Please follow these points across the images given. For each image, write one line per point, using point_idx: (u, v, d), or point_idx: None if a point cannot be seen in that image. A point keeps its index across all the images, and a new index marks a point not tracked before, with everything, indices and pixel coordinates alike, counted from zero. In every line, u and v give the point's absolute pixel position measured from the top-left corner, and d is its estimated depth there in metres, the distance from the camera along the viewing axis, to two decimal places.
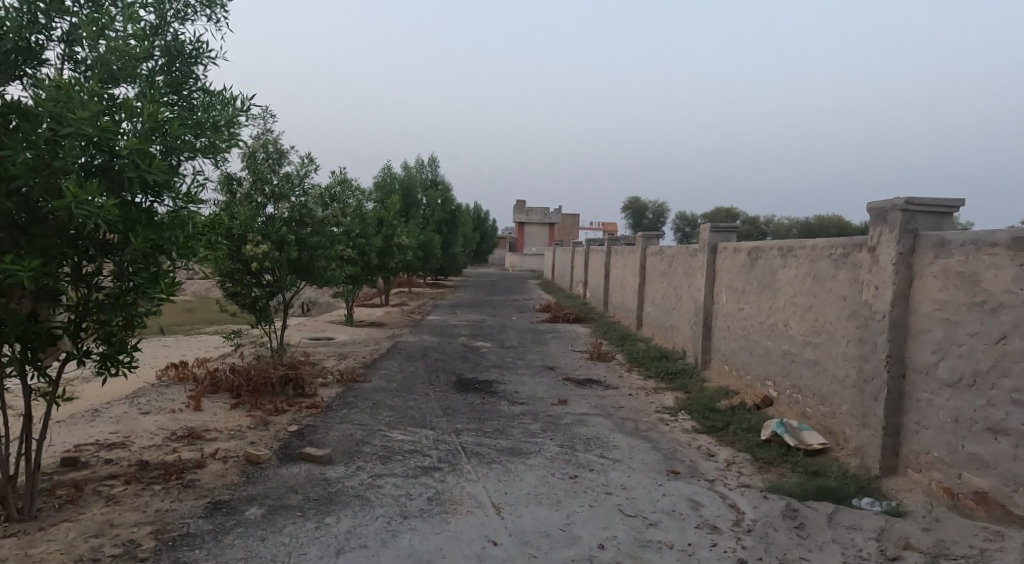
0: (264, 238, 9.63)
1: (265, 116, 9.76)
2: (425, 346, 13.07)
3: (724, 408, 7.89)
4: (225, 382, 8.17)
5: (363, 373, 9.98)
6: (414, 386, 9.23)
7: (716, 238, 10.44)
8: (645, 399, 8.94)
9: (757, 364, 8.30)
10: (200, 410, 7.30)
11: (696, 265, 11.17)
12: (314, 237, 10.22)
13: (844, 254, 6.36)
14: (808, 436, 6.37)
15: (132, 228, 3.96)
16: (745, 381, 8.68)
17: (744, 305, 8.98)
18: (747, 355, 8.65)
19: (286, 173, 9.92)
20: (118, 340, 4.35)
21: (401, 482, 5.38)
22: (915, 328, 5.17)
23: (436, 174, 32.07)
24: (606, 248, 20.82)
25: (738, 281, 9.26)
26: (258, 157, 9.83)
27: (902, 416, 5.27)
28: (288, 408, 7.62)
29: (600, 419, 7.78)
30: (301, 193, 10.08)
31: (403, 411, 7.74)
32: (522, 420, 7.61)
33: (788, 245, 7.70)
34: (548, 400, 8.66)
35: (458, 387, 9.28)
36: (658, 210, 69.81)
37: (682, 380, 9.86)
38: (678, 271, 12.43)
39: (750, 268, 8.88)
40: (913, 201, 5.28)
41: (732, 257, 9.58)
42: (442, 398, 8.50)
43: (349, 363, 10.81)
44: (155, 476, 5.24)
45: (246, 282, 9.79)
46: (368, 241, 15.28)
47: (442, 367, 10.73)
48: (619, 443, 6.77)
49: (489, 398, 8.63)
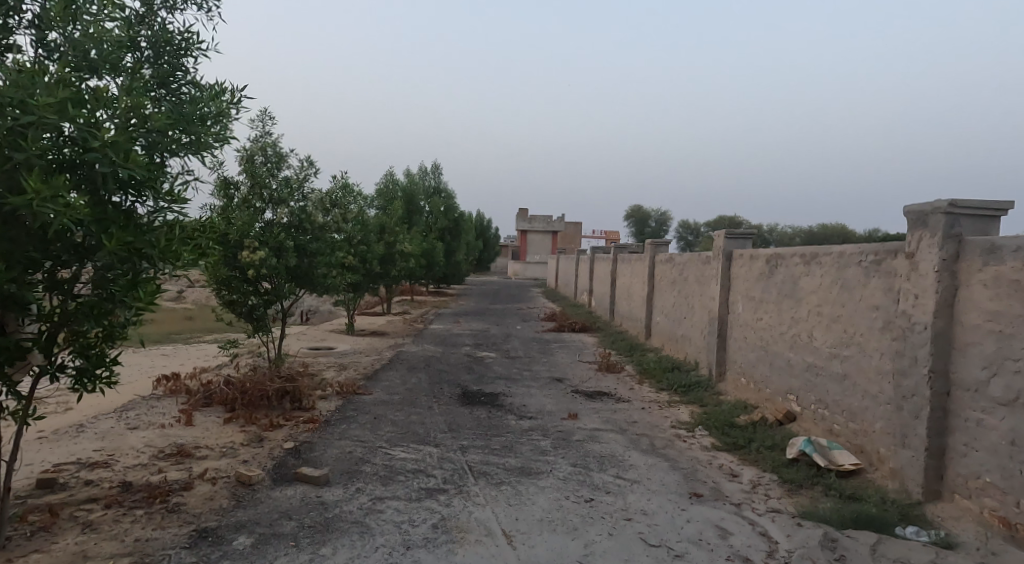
0: (261, 245, 9.24)
1: (264, 118, 9.57)
2: (426, 356, 12.66)
3: (744, 424, 7.49)
4: (218, 395, 7.78)
5: (364, 386, 9.57)
6: (416, 399, 8.82)
7: (731, 245, 10.05)
8: (659, 413, 8.53)
9: (778, 378, 7.91)
10: (192, 425, 6.91)
11: (709, 273, 10.79)
12: (314, 244, 9.92)
13: (876, 260, 5.99)
14: (838, 457, 5.95)
15: (107, 230, 3.57)
16: (764, 395, 8.29)
17: (761, 315, 8.60)
18: (767, 367, 8.26)
19: (286, 177, 9.67)
20: (96, 353, 4.04)
21: (403, 506, 4.98)
22: (961, 341, 4.78)
23: (438, 182, 31.96)
24: (612, 256, 20.42)
25: (755, 290, 8.88)
26: (256, 160, 9.61)
27: (947, 436, 4.86)
28: (284, 423, 7.22)
29: (614, 435, 7.38)
30: (300, 197, 9.82)
31: (405, 426, 7.35)
32: (531, 436, 7.21)
33: (811, 252, 7.33)
34: (557, 414, 8.26)
35: (463, 400, 8.89)
36: (662, 219, 69.52)
37: (696, 392, 9.45)
38: (688, 279, 12.06)
39: (768, 276, 8.51)
40: (957, 204, 4.89)
41: (748, 264, 9.20)
42: (446, 413, 8.10)
43: (348, 375, 10.40)
44: (138, 499, 4.85)
45: (243, 290, 9.31)
46: (368, 247, 14.91)
47: (445, 379, 10.32)
48: (635, 462, 6.37)
49: (495, 413, 8.22)
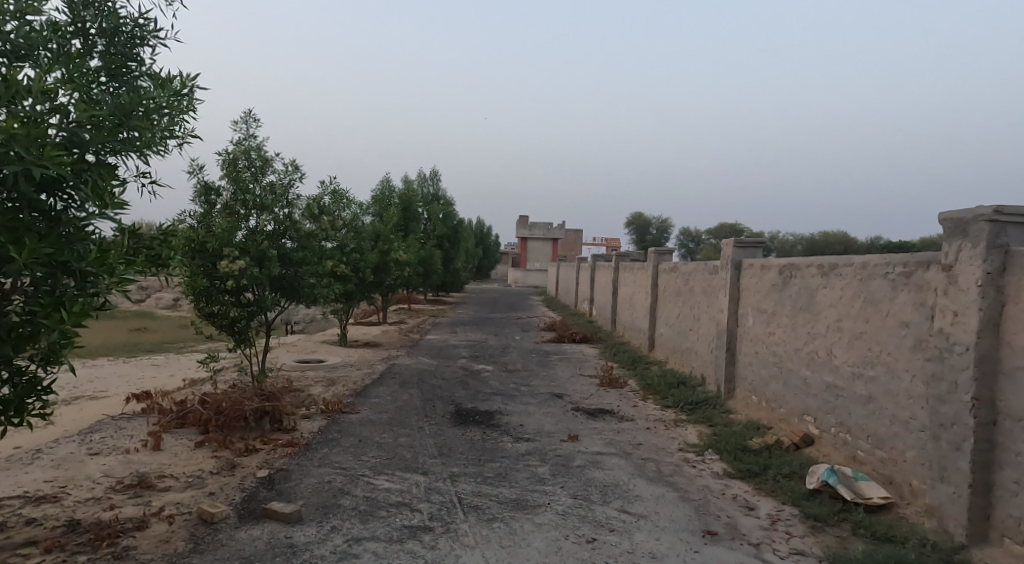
0: (243, 254, 8.70)
1: (248, 120, 9.10)
2: (420, 369, 12.11)
3: (758, 448, 6.95)
4: (192, 416, 7.24)
5: (352, 403, 9.03)
6: (406, 419, 8.28)
7: (740, 254, 9.52)
8: (665, 435, 7.99)
9: (794, 397, 7.37)
10: (159, 451, 6.37)
11: (716, 284, 10.26)
12: (300, 252, 9.42)
13: (906, 273, 5.46)
14: (866, 489, 5.40)
15: (19, 238, 3.06)
16: (778, 415, 7.74)
17: (774, 329, 8.07)
18: (780, 385, 7.72)
19: (270, 182, 9.20)
20: (25, 381, 3.52)
21: (382, 549, 4.43)
22: (1010, 365, 4.25)
23: (437, 190, 31.50)
24: (613, 265, 19.89)
25: (767, 303, 8.35)
26: (239, 165, 9.12)
27: (995, 472, 4.32)
28: (261, 447, 6.68)
29: (617, 460, 6.83)
30: (286, 204, 9.35)
31: (392, 450, 6.80)
32: (528, 461, 6.67)
33: (829, 264, 6.81)
34: (556, 435, 7.71)
35: (456, 420, 8.34)
36: (664, 226, 69.01)
37: (704, 411, 8.90)
38: (694, 289, 11.52)
39: (780, 288, 7.98)
40: (1002, 210, 4.37)
41: (759, 275, 8.67)
42: (437, 435, 7.55)
43: (336, 391, 9.85)
44: (82, 542, 4.30)
45: (223, 301, 8.74)
46: (361, 256, 14.38)
47: (439, 395, 9.77)
48: (641, 493, 5.82)
49: (490, 434, 7.68)
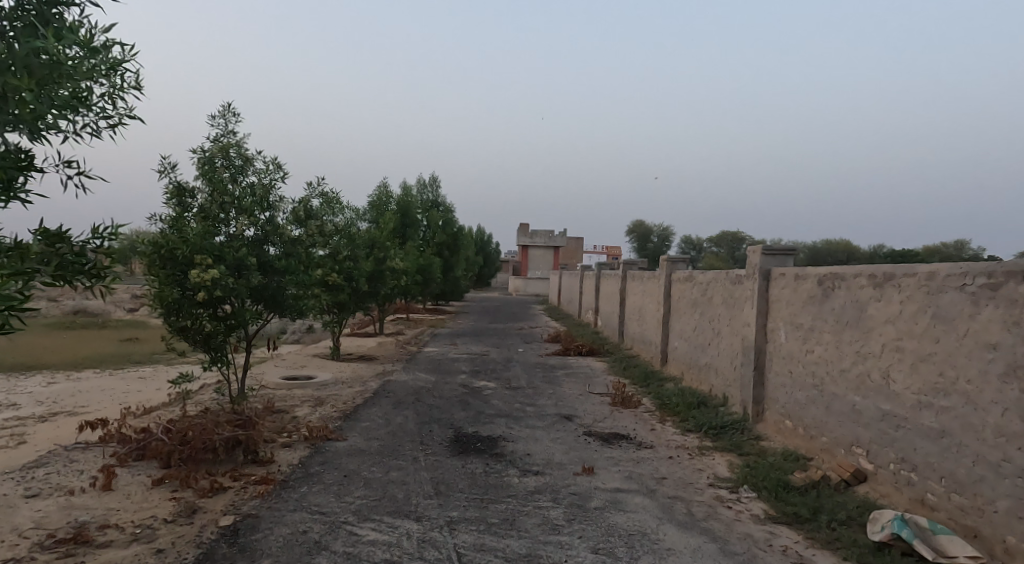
0: (217, 261, 7.82)
1: (227, 114, 8.26)
2: (417, 386, 11.22)
3: (802, 486, 6.05)
4: (154, 447, 6.34)
5: (339, 428, 8.13)
6: (400, 447, 7.38)
7: (769, 262, 8.64)
8: (691, 466, 7.08)
9: (840, 426, 6.47)
10: (109, 491, 5.47)
11: (740, 295, 9.37)
12: (282, 260, 8.54)
13: (993, 286, 4.59)
14: (947, 546, 4.50)
15: None
16: (820, 445, 6.84)
17: (813, 347, 7.17)
18: (822, 411, 6.83)
19: (249, 183, 8.34)
20: None
21: None
22: None
23: (437, 196, 30.75)
24: (620, 273, 19.01)
25: (803, 316, 7.46)
26: (215, 164, 8.26)
27: None
28: (229, 485, 5.78)
29: (641, 500, 5.93)
30: (267, 207, 8.49)
31: (382, 488, 5.90)
32: (538, 501, 5.77)
33: (884, 273, 5.94)
34: (569, 467, 6.82)
35: (455, 447, 7.45)
36: (665, 235, 68.20)
37: (731, 437, 8.00)
38: (713, 300, 10.64)
39: (820, 300, 7.10)
40: None
41: (793, 285, 7.79)
42: (434, 467, 6.65)
43: (324, 413, 8.95)
44: None
45: (196, 315, 7.86)
46: (354, 264, 13.49)
47: (436, 418, 8.87)
48: (673, 544, 4.93)
49: (493, 466, 6.78)
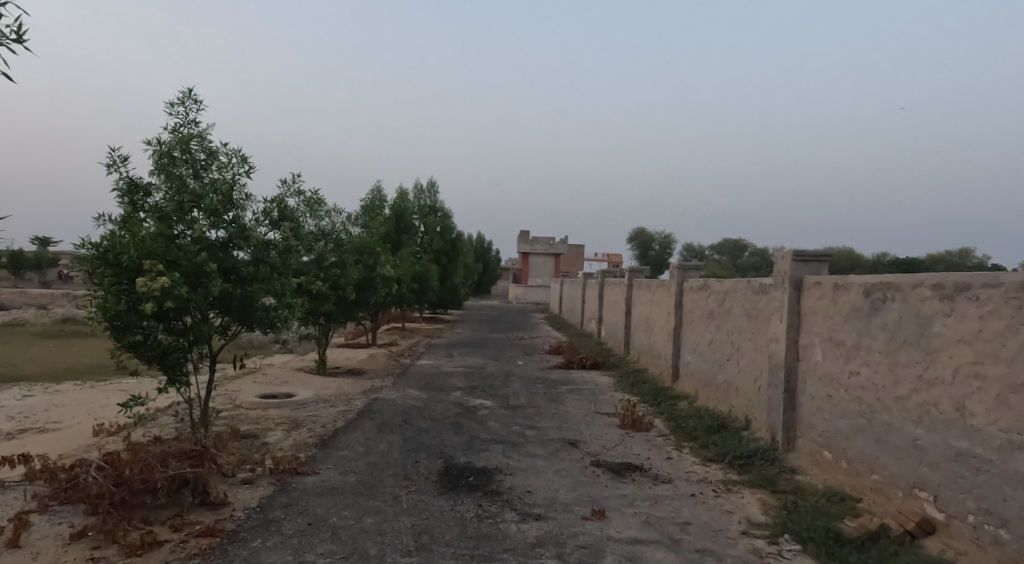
0: (172, 267, 6.83)
1: (188, 101, 7.29)
2: (406, 406, 10.22)
3: (858, 538, 5.05)
4: (82, 489, 5.28)
5: (314, 457, 7.13)
6: (380, 482, 6.38)
7: (800, 270, 7.65)
8: (718, 507, 6.08)
9: (896, 463, 5.48)
10: (15, 550, 4.47)
11: (765, 306, 8.38)
12: (250, 267, 7.55)
13: None
14: None
15: None
16: (870, 485, 5.84)
17: (859, 368, 6.18)
18: (873, 444, 5.84)
19: (213, 179, 7.36)
20: None
21: None
22: None
23: (435, 201, 29.84)
24: (625, 282, 17.97)
25: (845, 332, 6.47)
26: (174, 157, 7.29)
27: None
28: (165, 539, 4.78)
29: (664, 556, 4.93)
30: (233, 207, 7.50)
31: (353, 541, 4.90)
32: (541, 557, 4.77)
33: (955, 284, 4.96)
34: (576, 510, 5.82)
35: (444, 483, 6.45)
36: (667, 241, 67.14)
37: (761, 469, 6.99)
38: (733, 311, 9.65)
39: (867, 313, 6.11)
40: None
41: (832, 296, 6.79)
42: (417, 510, 5.65)
43: (298, 439, 7.95)
44: None
45: (148, 328, 6.86)
46: (341, 271, 12.51)
47: (425, 444, 7.86)
48: None
49: (488, 508, 5.78)
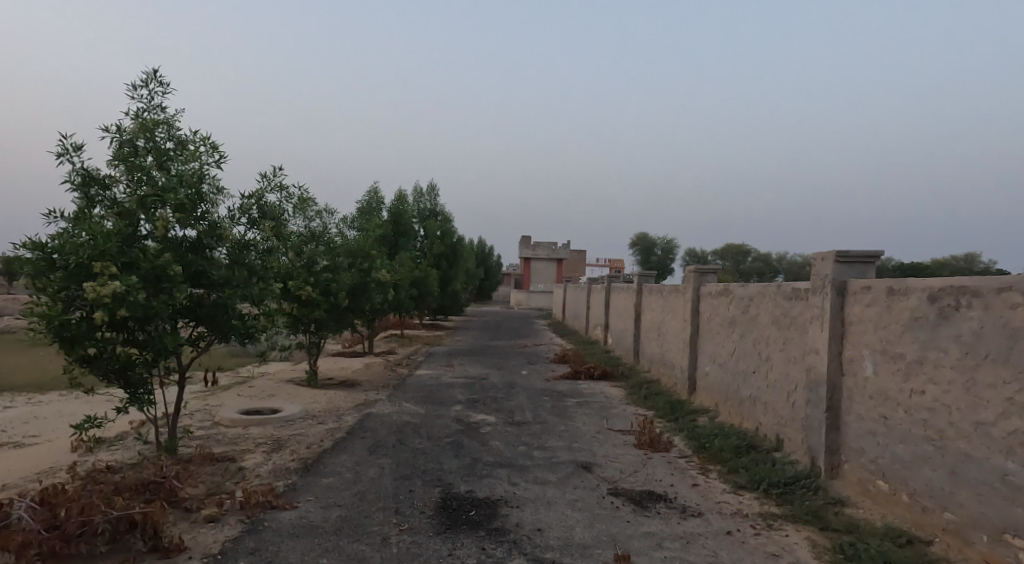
0: (130, 271, 5.97)
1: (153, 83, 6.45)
2: (401, 422, 9.35)
3: None
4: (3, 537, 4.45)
5: (294, 486, 6.27)
6: (368, 518, 5.51)
7: (842, 273, 6.79)
8: (761, 549, 5.20)
9: (978, 501, 4.62)
10: None
11: (800, 314, 7.51)
12: (223, 270, 6.67)
13: None
14: None
15: None
16: (942, 524, 4.97)
17: (923, 386, 5.31)
18: (944, 476, 4.97)
19: (180, 171, 6.50)
20: None
21: None
22: None
23: (435, 205, 29.03)
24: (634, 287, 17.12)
25: (904, 344, 5.60)
26: (137, 146, 6.45)
27: None
28: None
29: None
30: (204, 202, 6.64)
31: None
32: None
33: None
34: (596, 553, 4.97)
35: (442, 518, 5.59)
36: (670, 247, 66.47)
37: (803, 501, 6.11)
38: (759, 319, 8.77)
39: (934, 323, 5.25)
40: None
41: (885, 302, 5.93)
42: (410, 554, 4.79)
43: (278, 462, 7.08)
44: None
45: (102, 341, 5.99)
46: (332, 277, 11.64)
47: (421, 469, 6.99)
48: None
49: (493, 551, 4.93)
